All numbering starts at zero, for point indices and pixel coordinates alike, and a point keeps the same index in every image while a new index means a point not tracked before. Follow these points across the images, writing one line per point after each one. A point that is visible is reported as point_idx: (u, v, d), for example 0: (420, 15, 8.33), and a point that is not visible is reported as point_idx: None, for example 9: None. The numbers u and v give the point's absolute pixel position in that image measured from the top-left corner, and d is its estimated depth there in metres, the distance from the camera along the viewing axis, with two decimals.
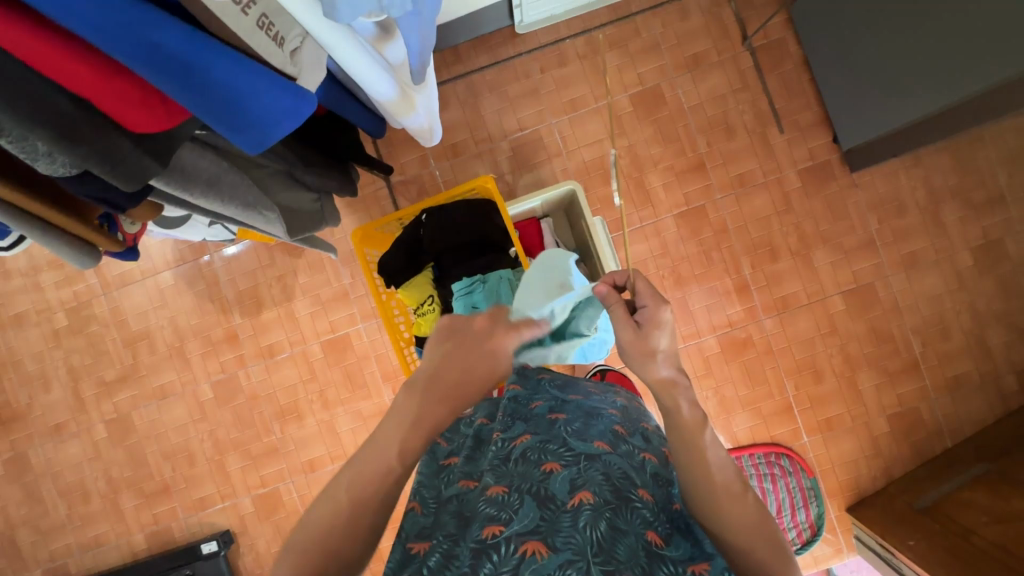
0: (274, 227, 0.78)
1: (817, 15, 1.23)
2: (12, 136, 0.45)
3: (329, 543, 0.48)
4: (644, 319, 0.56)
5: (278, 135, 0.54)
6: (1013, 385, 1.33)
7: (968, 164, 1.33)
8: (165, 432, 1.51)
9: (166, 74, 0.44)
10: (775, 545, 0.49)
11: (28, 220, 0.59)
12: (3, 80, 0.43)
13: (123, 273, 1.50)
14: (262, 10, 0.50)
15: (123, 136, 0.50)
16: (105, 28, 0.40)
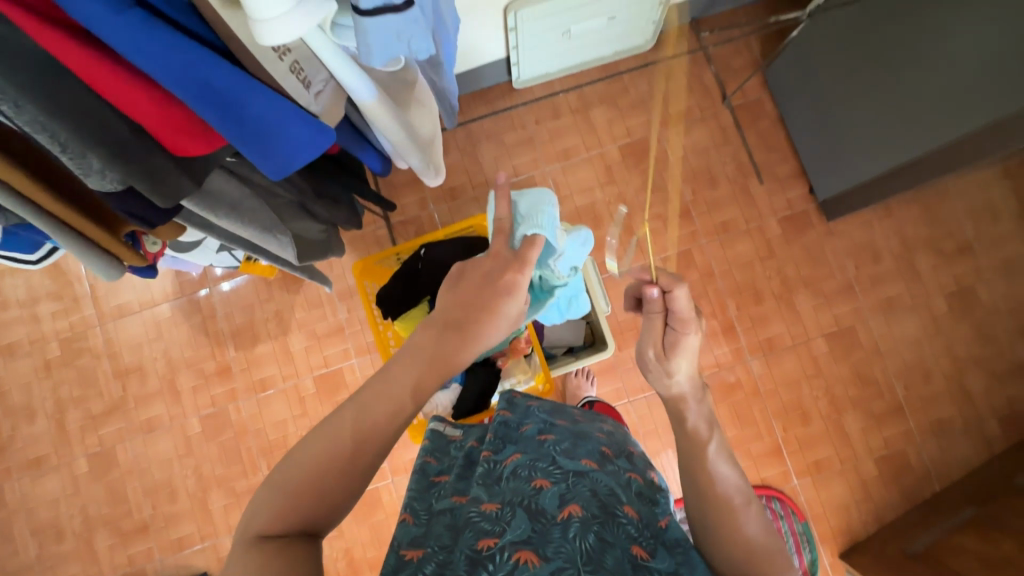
0: (287, 252, 0.82)
1: (790, 78, 1.34)
2: (73, 153, 0.49)
3: (318, 489, 0.49)
4: (668, 341, 0.63)
5: (299, 164, 0.59)
6: (996, 429, 1.36)
7: (937, 216, 1.41)
8: (148, 467, 1.48)
9: (208, 106, 0.50)
10: (773, 558, 0.53)
11: (61, 229, 0.66)
12: (75, 105, 0.47)
13: (121, 305, 1.52)
14: (294, 58, 0.58)
15: (165, 157, 0.55)
16: (167, 66, 0.45)
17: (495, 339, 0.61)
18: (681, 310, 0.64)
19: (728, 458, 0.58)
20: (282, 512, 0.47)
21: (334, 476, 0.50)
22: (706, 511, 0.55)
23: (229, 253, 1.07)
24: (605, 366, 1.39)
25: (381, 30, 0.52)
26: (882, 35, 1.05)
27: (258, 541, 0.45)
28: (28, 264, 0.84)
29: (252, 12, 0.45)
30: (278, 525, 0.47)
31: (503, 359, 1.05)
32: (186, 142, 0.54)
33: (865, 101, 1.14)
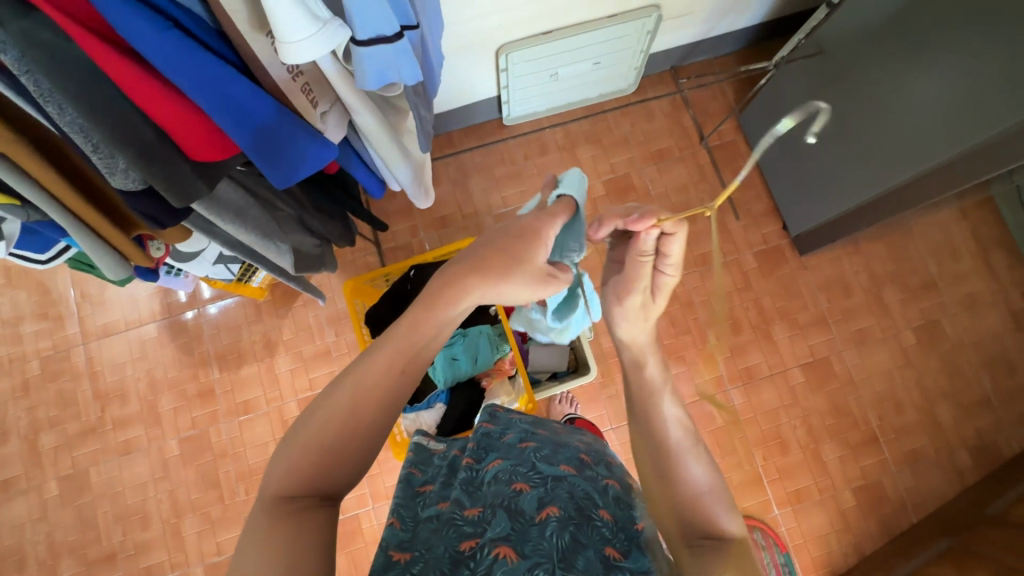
0: (284, 260, 0.87)
1: (763, 122, 1.44)
2: (103, 151, 0.55)
3: (320, 476, 0.51)
4: (657, 284, 0.68)
5: (303, 174, 0.65)
6: (967, 460, 1.40)
7: (902, 253, 1.49)
8: (121, 491, 1.44)
9: (227, 115, 0.54)
10: (719, 494, 0.53)
11: (79, 225, 0.70)
12: (113, 112, 0.51)
13: (107, 324, 1.52)
14: (306, 80, 0.62)
15: (185, 162, 0.58)
16: (194, 75, 0.50)
17: (513, 286, 0.60)
18: (673, 252, 0.65)
19: (674, 404, 0.61)
20: (293, 473, 0.50)
21: (339, 430, 0.52)
22: (657, 457, 0.56)
23: (226, 266, 1.10)
24: (588, 394, 1.42)
25: (375, 57, 0.58)
26: (845, 83, 1.14)
27: (275, 503, 0.48)
28: (35, 265, 0.83)
29: (282, 36, 0.50)
30: (293, 484, 0.49)
31: (487, 379, 1.08)
32: (204, 148, 0.58)
33: (830, 143, 1.22)
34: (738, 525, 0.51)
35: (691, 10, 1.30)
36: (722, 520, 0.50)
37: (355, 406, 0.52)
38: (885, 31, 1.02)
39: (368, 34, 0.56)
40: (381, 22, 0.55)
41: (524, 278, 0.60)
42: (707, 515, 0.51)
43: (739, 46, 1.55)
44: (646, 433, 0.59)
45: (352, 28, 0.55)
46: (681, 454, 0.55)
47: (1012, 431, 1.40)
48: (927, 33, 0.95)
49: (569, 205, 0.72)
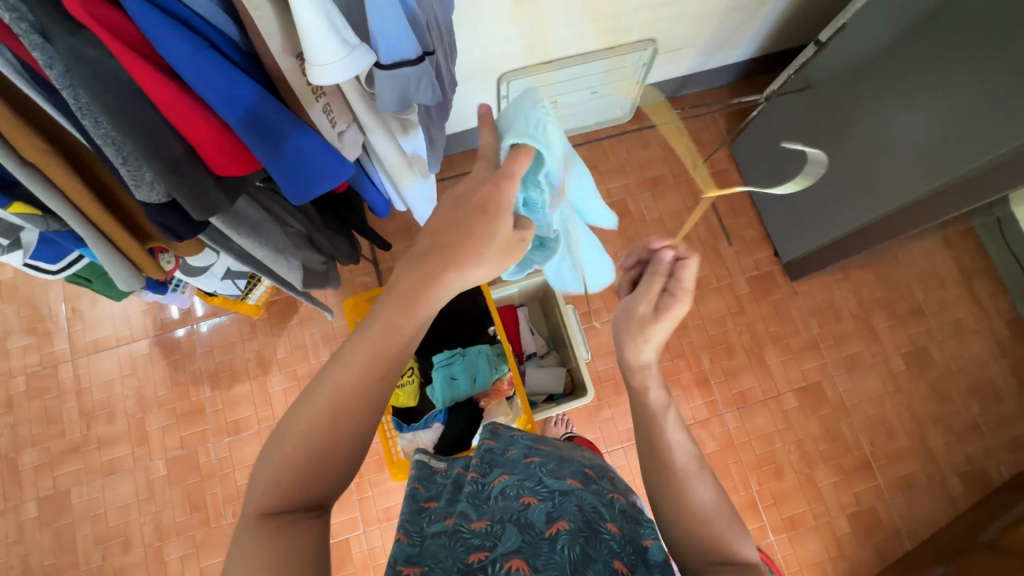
0: (293, 275, 0.87)
1: (754, 151, 1.49)
2: (130, 164, 0.56)
3: (303, 486, 0.50)
4: (663, 305, 0.63)
5: (319, 190, 0.65)
6: (959, 486, 1.40)
7: (890, 280, 1.52)
8: (103, 513, 1.40)
9: (253, 132, 0.56)
10: (724, 518, 0.54)
11: (101, 238, 0.72)
12: (148, 129, 0.52)
13: (97, 340, 1.49)
14: (326, 100, 0.64)
15: (209, 177, 0.59)
16: (224, 92, 0.52)
17: (480, 267, 0.56)
18: (683, 277, 0.63)
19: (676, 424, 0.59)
20: (278, 485, 0.49)
21: (321, 444, 0.50)
22: (664, 479, 0.56)
23: (233, 281, 1.11)
24: (583, 417, 1.42)
25: (396, 80, 0.61)
26: (834, 112, 1.19)
27: (261, 519, 0.47)
28: (45, 275, 0.81)
29: (312, 59, 0.53)
30: (275, 499, 0.48)
31: (485, 400, 1.08)
32: (228, 163, 0.59)
33: (822, 170, 1.26)
34: (749, 545, 0.52)
35: (685, 44, 1.36)
36: (733, 542, 0.52)
37: (347, 413, 0.51)
38: (874, 65, 1.07)
39: (392, 58, 0.58)
40: (404, 45, 0.58)
41: (490, 256, 0.56)
42: (717, 539, 0.52)
43: (730, 79, 1.62)
44: (651, 457, 0.58)
45: (377, 51, 0.57)
46: (687, 478, 0.56)
47: (1002, 457, 1.42)
48: (915, 69, 1.00)
49: (528, 153, 0.61)
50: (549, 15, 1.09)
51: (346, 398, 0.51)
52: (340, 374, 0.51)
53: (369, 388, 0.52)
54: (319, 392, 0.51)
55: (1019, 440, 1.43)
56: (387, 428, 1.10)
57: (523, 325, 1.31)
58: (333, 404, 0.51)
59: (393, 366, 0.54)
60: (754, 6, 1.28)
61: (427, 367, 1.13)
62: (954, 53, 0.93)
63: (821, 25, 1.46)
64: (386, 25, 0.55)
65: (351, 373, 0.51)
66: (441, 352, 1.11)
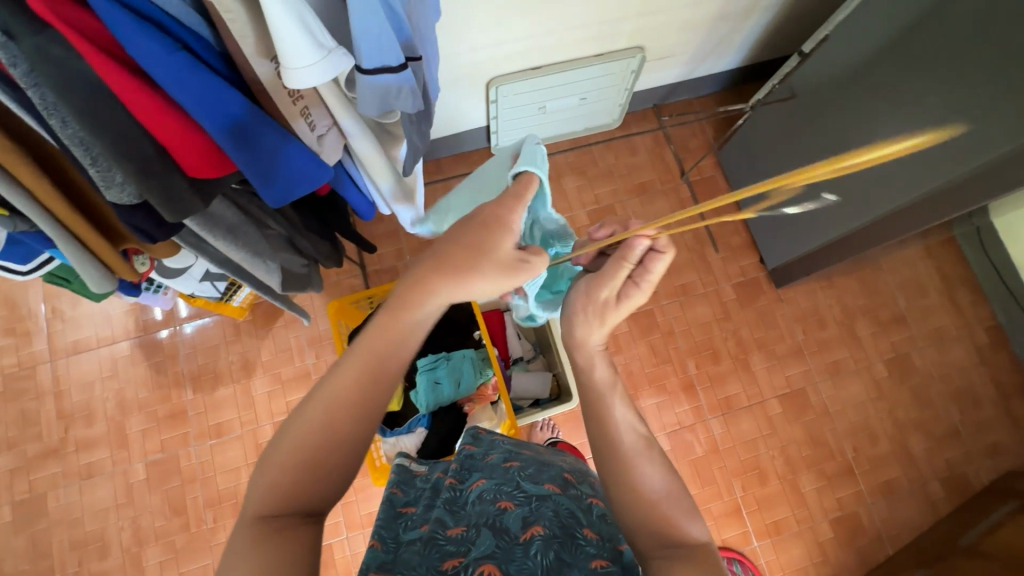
0: (272, 278, 0.87)
1: (741, 159, 1.51)
2: (101, 166, 0.55)
3: (301, 489, 0.50)
4: (621, 293, 0.66)
5: (299, 195, 0.66)
6: (939, 491, 1.42)
7: (873, 288, 1.54)
8: (80, 517, 1.37)
9: (230, 136, 0.55)
10: (684, 502, 0.51)
11: (70, 240, 0.71)
12: (118, 132, 0.52)
13: (77, 341, 1.47)
14: (305, 104, 0.64)
15: (183, 179, 0.58)
16: (199, 96, 0.52)
17: (476, 278, 0.57)
18: (652, 271, 0.65)
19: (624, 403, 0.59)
20: (275, 490, 0.48)
21: (322, 447, 0.50)
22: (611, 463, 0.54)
23: (214, 283, 1.10)
24: (569, 421, 1.42)
25: (377, 86, 0.60)
26: (819, 121, 1.20)
27: (258, 523, 0.47)
28: (14, 276, 0.80)
29: (289, 62, 0.52)
30: (271, 504, 0.48)
31: (469, 405, 1.06)
32: (203, 166, 0.58)
33: None
34: (700, 523, 0.50)
35: (673, 52, 1.37)
36: (683, 521, 0.49)
37: (345, 416, 0.51)
38: (854, 77, 1.10)
39: (374, 64, 0.58)
40: (386, 52, 0.58)
41: (490, 271, 0.58)
42: (666, 518, 0.49)
43: (717, 87, 1.63)
44: (598, 439, 0.56)
45: (357, 57, 0.57)
46: (634, 456, 0.53)
47: (981, 463, 1.44)
48: (891, 78, 1.02)
49: (532, 178, 0.68)
50: (537, 21, 1.09)
51: (345, 398, 0.52)
52: (337, 378, 0.52)
53: (366, 390, 0.53)
54: (320, 399, 0.52)
55: (998, 446, 1.45)
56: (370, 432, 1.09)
57: (509, 329, 1.31)
58: (330, 409, 0.51)
59: (386, 373, 0.54)
60: (740, 15, 1.30)
61: (411, 372, 1.12)
62: (931, 61, 0.94)
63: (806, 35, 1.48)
64: (368, 31, 0.55)
65: (344, 374, 0.52)
66: (426, 357, 1.10)
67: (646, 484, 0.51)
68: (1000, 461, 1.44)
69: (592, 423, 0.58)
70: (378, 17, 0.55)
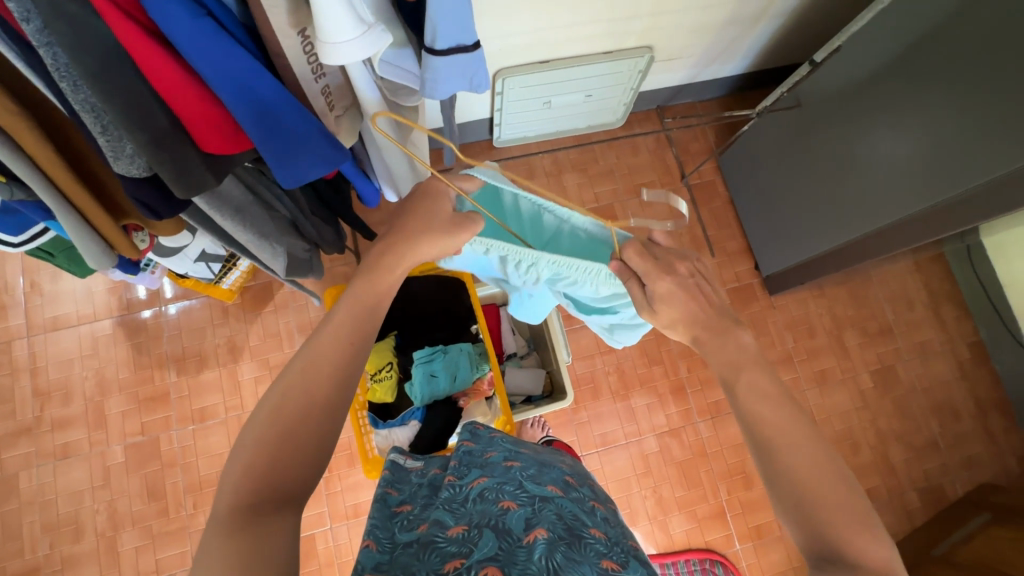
0: (278, 263, 0.84)
1: (741, 165, 1.52)
2: (112, 136, 0.53)
3: (284, 472, 0.47)
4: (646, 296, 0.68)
5: (312, 178, 0.63)
6: (916, 501, 1.46)
7: (862, 300, 1.57)
8: (53, 499, 1.33)
9: (247, 109, 0.54)
10: (856, 514, 0.49)
11: (72, 212, 0.68)
12: (131, 99, 0.49)
13: (56, 317, 1.42)
14: (327, 83, 0.64)
15: (195, 152, 0.56)
16: (218, 65, 0.50)
17: (425, 242, 0.62)
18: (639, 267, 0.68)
19: (764, 399, 0.56)
20: (246, 468, 0.46)
21: (314, 421, 0.49)
22: (773, 445, 0.54)
23: (208, 264, 1.07)
24: (559, 419, 1.43)
25: (449, 64, 0.63)
26: (820, 131, 1.21)
27: (231, 511, 0.43)
28: (5, 248, 0.76)
29: (326, 37, 0.52)
30: (247, 488, 0.45)
31: (465, 399, 1.06)
32: (216, 140, 0.56)
33: (806, 187, 1.29)
34: (867, 536, 0.48)
35: (681, 54, 1.37)
36: (848, 531, 0.48)
37: (331, 381, 0.51)
38: (862, 89, 1.10)
39: (448, 44, 0.61)
40: (460, 33, 0.61)
41: (429, 226, 0.63)
42: (832, 531, 0.49)
43: (721, 92, 1.63)
44: (758, 444, 0.55)
45: (432, 39, 0.60)
46: (787, 450, 0.53)
47: (957, 475, 1.48)
48: (894, 93, 1.03)
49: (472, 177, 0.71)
50: (548, 16, 1.08)
51: (330, 364, 0.51)
52: (320, 337, 0.53)
53: (343, 363, 0.52)
54: (299, 359, 0.51)
55: (973, 459, 1.49)
56: (362, 423, 1.08)
57: (505, 324, 1.29)
58: (306, 374, 0.50)
59: (352, 326, 0.54)
60: (750, 22, 1.30)
61: (406, 364, 1.10)
62: (940, 79, 0.95)
63: (811, 46, 1.49)
64: (445, 15, 0.57)
65: (336, 312, 0.55)
66: (422, 349, 1.08)
67: (804, 491, 0.51)
68: (975, 474, 1.48)
69: (747, 427, 0.56)
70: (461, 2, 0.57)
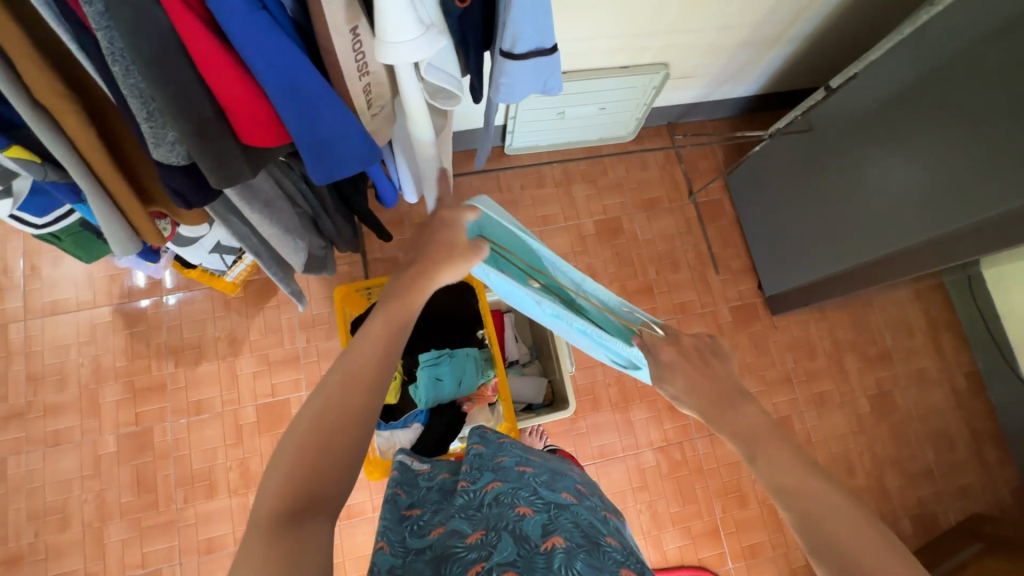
0: (298, 258, 0.84)
1: (748, 186, 1.53)
2: (154, 121, 0.53)
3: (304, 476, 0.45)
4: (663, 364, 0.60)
5: (344, 174, 0.63)
6: (909, 528, 1.46)
7: (863, 324, 1.58)
8: (40, 487, 1.31)
9: (290, 101, 0.54)
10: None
11: (105, 199, 0.69)
12: (179, 87, 0.49)
13: (55, 301, 1.40)
14: (368, 81, 0.63)
15: (234, 143, 0.56)
16: (267, 57, 0.50)
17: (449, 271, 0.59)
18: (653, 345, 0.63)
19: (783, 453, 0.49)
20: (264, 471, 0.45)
21: (355, 429, 0.48)
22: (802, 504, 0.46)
23: (223, 256, 1.07)
24: (558, 429, 1.43)
25: (526, 65, 0.68)
26: (830, 156, 1.23)
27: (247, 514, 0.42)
28: (28, 229, 0.76)
29: (405, 40, 0.54)
30: (263, 494, 0.44)
31: (468, 404, 1.06)
32: (256, 132, 0.56)
33: (813, 210, 1.30)
34: None
35: (696, 73, 1.38)
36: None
37: (368, 392, 0.49)
38: (876, 117, 1.11)
39: (526, 48, 0.66)
40: (539, 37, 0.65)
41: (450, 252, 0.60)
42: None
43: (731, 112, 1.65)
44: (813, 537, 0.45)
45: (512, 45, 0.65)
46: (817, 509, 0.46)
47: (949, 503, 1.49)
48: (905, 124, 1.05)
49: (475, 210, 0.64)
50: (569, 28, 1.09)
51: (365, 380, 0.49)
52: (349, 352, 0.50)
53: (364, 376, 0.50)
54: (335, 372, 0.49)
55: (966, 488, 1.50)
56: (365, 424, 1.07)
57: (508, 330, 1.29)
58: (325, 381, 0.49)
59: (376, 339, 0.52)
60: (765, 44, 1.31)
61: (411, 366, 1.09)
62: (952, 111, 0.96)
63: (822, 72, 1.51)
64: (529, 22, 0.63)
65: (369, 328, 0.52)
66: (427, 352, 1.07)
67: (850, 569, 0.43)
68: (968, 503, 1.49)
69: (790, 503, 0.47)
70: (543, 10, 0.62)
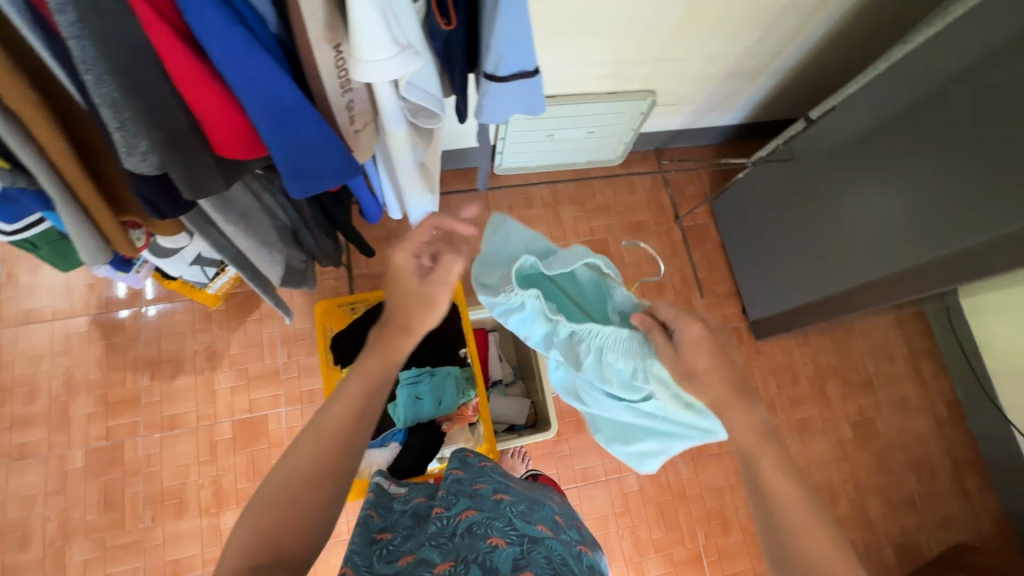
0: (277, 272, 0.83)
1: (733, 212, 1.56)
2: (127, 131, 0.52)
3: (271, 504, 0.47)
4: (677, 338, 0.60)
5: (321, 189, 0.63)
6: (891, 558, 1.45)
7: (845, 350, 1.59)
8: (2, 503, 1.26)
9: (268, 116, 0.54)
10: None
11: (75, 207, 0.68)
12: (153, 98, 0.49)
13: (30, 310, 1.37)
14: (350, 97, 0.64)
15: (208, 154, 0.56)
16: (246, 72, 0.50)
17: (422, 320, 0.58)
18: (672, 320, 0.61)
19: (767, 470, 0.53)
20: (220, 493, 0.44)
21: None
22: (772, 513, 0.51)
23: (203, 268, 1.06)
24: (541, 451, 1.41)
25: (508, 86, 0.69)
26: (811, 185, 1.26)
27: None
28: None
29: (382, 59, 0.55)
30: None
31: (448, 424, 1.04)
32: (232, 143, 0.57)
33: (795, 237, 1.32)
34: None
35: (682, 100, 1.41)
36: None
37: (341, 445, 0.50)
38: (854, 149, 1.14)
39: (509, 70, 0.67)
40: (521, 60, 0.66)
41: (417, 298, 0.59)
42: None
43: (717, 139, 1.69)
44: (776, 549, 0.50)
45: (494, 67, 0.66)
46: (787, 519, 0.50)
47: (932, 533, 1.48)
48: (882, 157, 1.08)
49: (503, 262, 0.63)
50: (558, 54, 1.11)
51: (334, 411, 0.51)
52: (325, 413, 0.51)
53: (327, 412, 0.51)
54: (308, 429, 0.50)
55: (948, 517, 1.50)
56: None
57: (492, 350, 1.27)
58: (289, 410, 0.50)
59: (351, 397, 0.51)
60: (749, 76, 1.35)
61: None
62: (926, 145, 0.99)
63: (805, 103, 1.56)
64: (510, 44, 0.64)
65: (346, 389, 0.52)
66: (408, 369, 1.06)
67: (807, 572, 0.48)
68: (950, 532, 1.49)
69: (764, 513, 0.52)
70: (524, 34, 0.63)
